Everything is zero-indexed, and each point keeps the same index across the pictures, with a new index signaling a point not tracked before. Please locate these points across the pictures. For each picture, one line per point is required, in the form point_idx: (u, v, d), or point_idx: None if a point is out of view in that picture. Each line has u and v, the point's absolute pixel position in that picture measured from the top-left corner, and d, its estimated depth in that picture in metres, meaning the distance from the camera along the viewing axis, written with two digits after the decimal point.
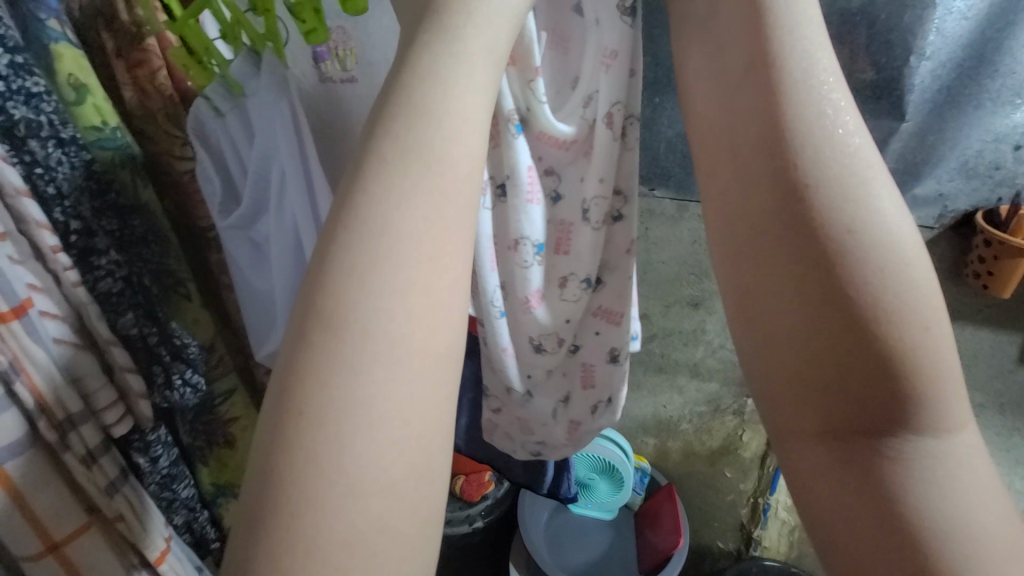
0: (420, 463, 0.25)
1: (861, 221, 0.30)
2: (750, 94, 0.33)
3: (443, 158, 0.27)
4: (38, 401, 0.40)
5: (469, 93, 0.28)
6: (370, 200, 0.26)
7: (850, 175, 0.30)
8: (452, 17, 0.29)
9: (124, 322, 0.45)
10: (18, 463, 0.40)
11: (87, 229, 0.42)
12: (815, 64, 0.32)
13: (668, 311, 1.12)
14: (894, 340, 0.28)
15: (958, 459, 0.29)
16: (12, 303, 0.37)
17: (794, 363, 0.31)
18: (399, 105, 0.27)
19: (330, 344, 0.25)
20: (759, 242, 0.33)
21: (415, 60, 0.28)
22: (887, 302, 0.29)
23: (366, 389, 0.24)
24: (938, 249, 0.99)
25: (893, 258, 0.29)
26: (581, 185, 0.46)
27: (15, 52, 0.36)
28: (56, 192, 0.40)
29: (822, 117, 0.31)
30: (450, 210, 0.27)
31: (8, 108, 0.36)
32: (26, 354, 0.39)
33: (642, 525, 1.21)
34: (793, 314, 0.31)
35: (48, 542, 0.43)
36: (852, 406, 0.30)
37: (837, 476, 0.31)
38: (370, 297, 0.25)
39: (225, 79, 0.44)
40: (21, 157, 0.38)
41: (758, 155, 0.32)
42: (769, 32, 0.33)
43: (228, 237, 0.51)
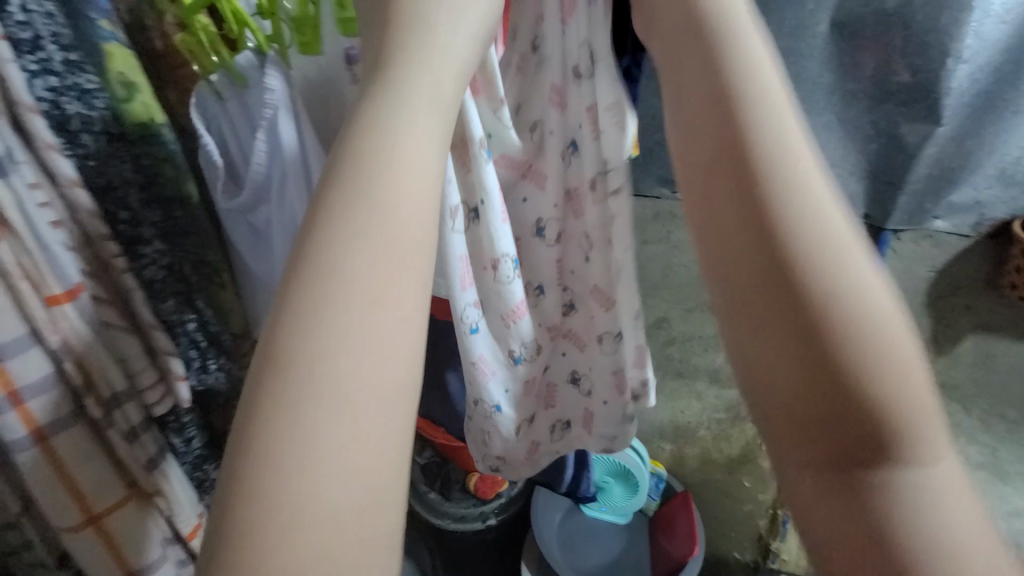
0: (365, 505, 0.25)
1: (832, 265, 0.27)
2: (713, 112, 0.32)
3: (397, 204, 0.29)
4: (84, 379, 0.42)
5: (420, 137, 0.30)
6: (319, 245, 0.28)
7: (800, 193, 0.29)
8: (399, 73, 0.31)
9: (165, 307, 0.47)
10: (66, 436, 0.43)
11: (134, 220, 0.45)
12: (768, 94, 0.32)
13: (688, 315, 1.15)
14: (855, 366, 0.26)
15: (941, 494, 0.25)
16: (66, 285, 0.40)
17: (767, 386, 0.28)
18: (350, 156, 0.29)
19: (273, 389, 0.25)
20: (734, 279, 0.30)
21: (366, 120, 0.30)
22: (862, 342, 0.26)
23: (307, 432, 0.25)
24: (971, 258, 0.97)
25: (862, 293, 0.27)
26: (529, 205, 0.52)
27: (69, 50, 0.37)
28: (107, 185, 0.43)
29: (769, 138, 0.30)
30: (399, 252, 0.28)
31: (63, 103, 0.39)
32: (75, 334, 0.41)
33: (655, 531, 1.20)
34: (758, 332, 0.29)
35: (88, 513, 0.46)
36: (820, 434, 0.27)
37: (842, 553, 0.26)
38: (320, 337, 0.26)
39: (230, 71, 0.45)
40: (75, 150, 0.40)
41: (727, 186, 0.31)
42: (727, 66, 0.33)
43: (228, 217, 0.52)
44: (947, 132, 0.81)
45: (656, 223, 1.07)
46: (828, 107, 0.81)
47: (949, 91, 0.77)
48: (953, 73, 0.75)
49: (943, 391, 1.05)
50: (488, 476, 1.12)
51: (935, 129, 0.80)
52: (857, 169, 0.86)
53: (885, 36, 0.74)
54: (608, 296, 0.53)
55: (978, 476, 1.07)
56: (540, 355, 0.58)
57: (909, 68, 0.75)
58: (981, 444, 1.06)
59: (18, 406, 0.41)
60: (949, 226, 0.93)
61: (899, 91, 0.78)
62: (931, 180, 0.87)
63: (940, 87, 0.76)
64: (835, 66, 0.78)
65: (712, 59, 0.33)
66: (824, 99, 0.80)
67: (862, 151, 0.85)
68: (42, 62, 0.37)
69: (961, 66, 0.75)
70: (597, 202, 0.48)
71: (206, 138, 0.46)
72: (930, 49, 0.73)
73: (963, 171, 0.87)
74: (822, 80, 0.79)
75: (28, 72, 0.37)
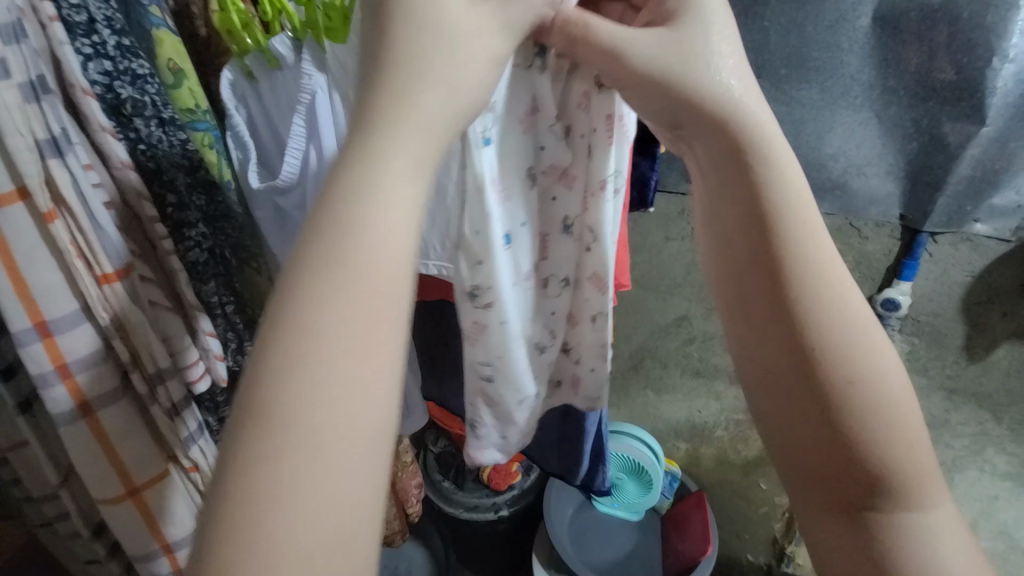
0: (336, 541, 0.27)
1: (830, 314, 0.38)
2: (747, 211, 0.40)
3: (374, 268, 0.30)
4: (130, 354, 0.44)
5: (398, 198, 0.32)
6: (295, 303, 0.29)
7: (834, 297, 0.38)
8: (382, 130, 0.33)
9: (207, 289, 0.48)
10: (114, 410, 0.46)
11: (181, 203, 0.45)
12: (777, 162, 0.39)
13: (709, 314, 1.13)
14: (867, 437, 0.36)
15: (935, 525, 0.37)
16: (117, 265, 0.42)
17: (795, 438, 0.39)
18: (326, 218, 0.31)
19: (253, 434, 0.27)
20: (757, 321, 0.40)
21: (347, 179, 0.31)
22: (852, 375, 0.37)
23: (284, 473, 0.27)
24: (1014, 264, 0.92)
25: (853, 336, 0.37)
26: (558, 204, 0.50)
27: (122, 34, 0.39)
28: (156, 167, 0.43)
29: (802, 248, 0.39)
30: (374, 308, 0.30)
31: (117, 87, 0.40)
32: (123, 311, 0.42)
33: (668, 530, 1.20)
34: (790, 404, 0.38)
35: (129, 486, 0.48)
36: (842, 481, 0.37)
37: (836, 526, 0.38)
38: (295, 394, 0.28)
39: (262, 53, 0.45)
40: (127, 134, 0.41)
41: (748, 247, 0.40)
42: (734, 135, 0.39)
43: (256, 201, 0.49)
44: (991, 134, 0.77)
45: (682, 220, 1.07)
46: (865, 105, 0.79)
47: (995, 90, 0.74)
48: (999, 72, 0.72)
49: (972, 399, 1.03)
50: (502, 468, 1.15)
51: (979, 129, 0.77)
52: (895, 168, 0.84)
53: (931, 32, 0.71)
54: (603, 281, 0.51)
55: (1006, 487, 1.07)
56: (553, 339, 0.56)
57: (953, 65, 0.73)
58: (1010, 454, 1.04)
59: (67, 379, 0.42)
60: (988, 231, 0.89)
61: (942, 89, 0.75)
62: (971, 188, 0.84)
63: (985, 86, 0.73)
64: (876, 61, 0.75)
65: (741, 161, 0.40)
66: (861, 96, 0.78)
67: (901, 151, 0.82)
68: (96, 46, 0.38)
69: (1008, 65, 0.72)
70: (599, 203, 0.47)
71: (237, 120, 0.46)
72: (975, 48, 0.71)
73: (1009, 178, 0.83)
74: (861, 76, 0.77)
75: (83, 55, 0.38)
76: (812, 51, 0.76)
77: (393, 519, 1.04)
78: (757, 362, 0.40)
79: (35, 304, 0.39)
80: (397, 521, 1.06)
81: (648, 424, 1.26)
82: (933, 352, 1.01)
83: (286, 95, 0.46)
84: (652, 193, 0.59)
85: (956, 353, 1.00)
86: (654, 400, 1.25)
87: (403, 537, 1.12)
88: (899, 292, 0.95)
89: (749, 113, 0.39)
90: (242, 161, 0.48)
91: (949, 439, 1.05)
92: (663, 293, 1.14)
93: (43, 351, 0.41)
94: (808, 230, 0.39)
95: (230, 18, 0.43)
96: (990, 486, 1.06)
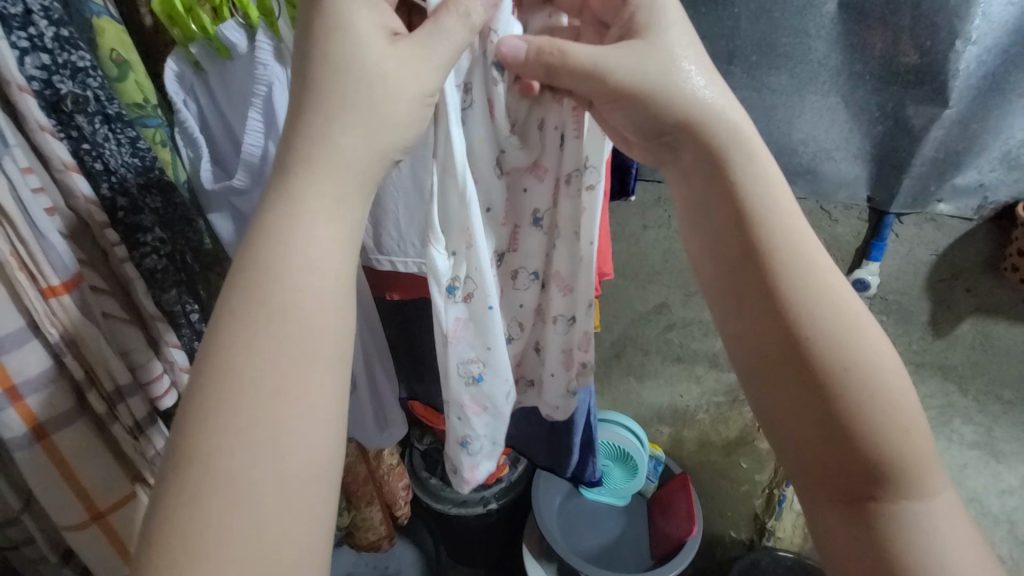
0: (282, 557, 0.30)
1: (823, 309, 0.39)
2: (733, 213, 0.41)
3: (286, 311, 0.33)
4: (87, 372, 0.41)
5: (311, 244, 0.34)
6: (218, 349, 0.32)
7: (825, 290, 0.40)
8: (294, 180, 0.35)
9: (168, 298, 0.45)
10: (69, 433, 0.42)
11: (133, 206, 0.41)
12: (756, 162, 0.41)
13: (688, 300, 1.14)
14: (861, 424, 0.38)
15: (933, 509, 0.38)
16: (63, 276, 0.38)
17: (791, 428, 0.40)
18: (254, 265, 0.34)
19: (187, 472, 0.30)
20: (748, 318, 0.41)
21: (263, 231, 0.34)
22: (844, 366, 0.38)
23: (217, 502, 0.30)
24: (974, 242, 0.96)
25: (847, 331, 0.39)
26: (529, 195, 0.48)
27: (60, 25, 0.36)
28: (104, 168, 0.39)
29: (790, 242, 0.40)
30: (292, 349, 0.33)
31: (55, 82, 0.36)
32: (75, 327, 0.39)
33: (654, 513, 1.22)
34: (790, 394, 0.40)
35: (93, 511, 0.45)
36: (845, 468, 0.39)
37: (834, 508, 0.40)
38: (219, 440, 0.30)
39: (210, 41, 0.41)
40: (69, 132, 0.38)
41: (740, 248, 0.41)
42: (717, 139, 0.41)
43: (210, 197, 0.46)
44: (955, 115, 0.79)
45: (658, 208, 1.06)
46: (833, 90, 0.80)
47: (958, 72, 0.75)
48: (961, 54, 0.74)
49: (939, 372, 1.07)
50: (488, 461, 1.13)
51: (943, 112, 0.79)
52: (862, 151, 0.86)
53: (894, 18, 0.72)
54: (570, 282, 0.50)
55: (974, 456, 1.13)
56: (522, 331, 0.56)
57: (916, 49, 0.74)
58: (976, 424, 1.10)
59: (17, 403, 0.39)
60: (952, 210, 0.92)
61: (905, 73, 0.76)
62: (942, 172, 0.87)
63: (949, 69, 0.75)
64: (842, 46, 0.76)
65: (718, 167, 0.42)
66: (829, 82, 0.79)
67: (868, 134, 0.84)
68: (34, 39, 0.35)
69: (970, 47, 0.73)
70: (572, 196, 0.46)
71: (186, 115, 0.44)
72: (939, 31, 0.72)
73: (972, 160, 0.86)
74: (829, 61, 0.77)
75: (19, 49, 0.35)
76: (781, 37, 0.76)
77: (380, 523, 1.02)
78: (753, 349, 0.42)
79: None
80: (383, 526, 1.04)
81: (632, 411, 1.28)
82: (901, 329, 1.05)
83: (242, 85, 0.43)
84: (632, 181, 0.59)
85: (922, 329, 1.04)
86: (637, 387, 1.26)
87: (391, 541, 1.10)
88: (868, 272, 0.99)
89: (726, 115, 0.41)
90: (195, 159, 0.45)
91: None
92: (643, 281, 1.14)
93: None
94: (799, 230, 0.41)
95: (169, 4, 0.39)
96: (959, 455, 1.12)
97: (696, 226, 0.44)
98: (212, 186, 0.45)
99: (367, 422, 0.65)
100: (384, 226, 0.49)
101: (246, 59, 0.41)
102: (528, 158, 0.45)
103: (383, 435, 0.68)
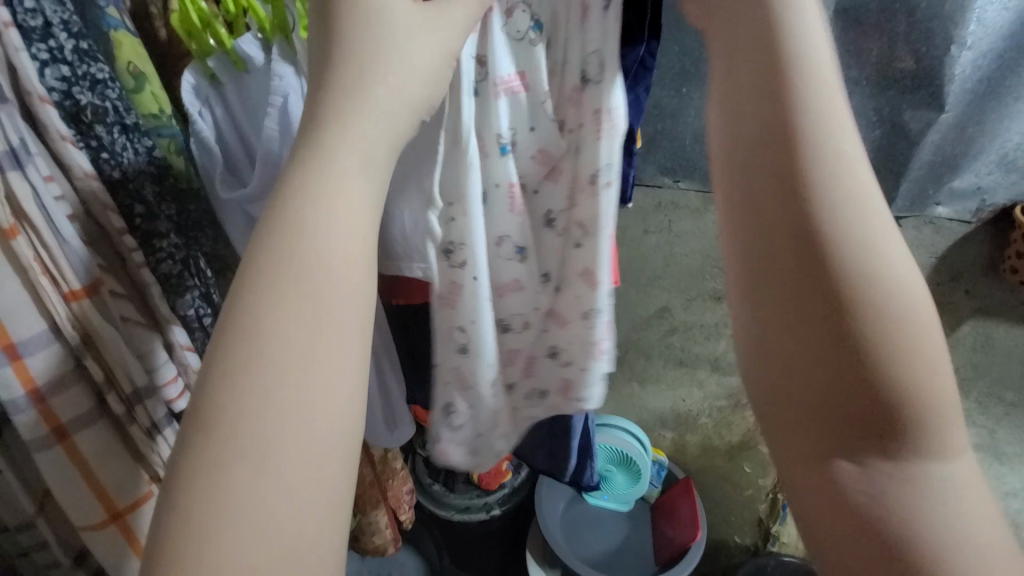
0: (302, 555, 0.25)
1: (870, 265, 0.30)
2: (773, 137, 0.32)
3: (316, 273, 0.28)
4: (106, 375, 0.42)
5: (344, 199, 0.29)
6: (245, 306, 0.27)
7: (875, 244, 0.30)
8: (325, 129, 0.30)
9: (184, 302, 0.46)
10: (89, 434, 0.43)
11: (150, 213, 0.42)
12: (821, 80, 0.32)
13: (690, 303, 1.16)
14: (903, 418, 0.29)
15: (978, 525, 0.28)
16: (83, 281, 0.39)
17: (800, 420, 0.31)
18: (275, 223, 0.28)
19: (203, 441, 0.25)
20: (773, 275, 0.32)
21: (291, 179, 0.29)
22: (893, 342, 0.29)
23: (233, 483, 0.25)
24: (972, 246, 0.98)
25: (899, 298, 0.30)
26: (540, 197, 0.49)
27: (79, 38, 0.37)
28: (121, 176, 0.41)
29: (836, 170, 0.31)
30: (327, 315, 0.28)
31: (75, 93, 0.37)
32: (95, 328, 0.41)
33: (657, 519, 1.21)
34: (811, 374, 0.30)
35: (111, 511, 0.46)
36: (834, 417, 0.30)
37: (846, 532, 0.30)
38: (243, 409, 0.26)
39: (228, 53, 0.42)
40: (88, 142, 0.39)
41: (772, 187, 0.32)
42: (784, 52, 0.32)
43: (224, 207, 0.47)
44: (952, 119, 0.81)
45: (659, 213, 1.08)
46: None
47: (953, 77, 0.77)
48: (957, 58, 0.75)
49: None
50: (491, 466, 1.15)
51: (939, 117, 0.80)
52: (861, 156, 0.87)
53: (890, 22, 0.73)
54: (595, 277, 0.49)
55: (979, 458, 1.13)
56: (528, 330, 0.54)
57: (912, 54, 0.75)
58: (980, 427, 1.09)
59: (40, 405, 0.40)
60: (949, 212, 0.95)
61: (903, 78, 0.77)
62: (941, 177, 0.89)
63: (945, 73, 0.76)
64: (839, 52, 0.76)
65: (766, 78, 0.33)
66: None
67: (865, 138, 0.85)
68: (53, 51, 0.36)
69: (965, 52, 0.75)
70: (591, 195, 0.46)
71: (202, 124, 0.44)
72: (934, 36, 0.73)
73: (970, 163, 0.88)
74: None
75: (39, 61, 0.36)
76: None
77: (385, 527, 1.02)
78: (750, 251, 0.33)
79: (0, 327, 0.37)
80: (388, 531, 1.04)
81: (635, 415, 1.29)
82: None
83: (257, 99, 0.44)
84: (630, 188, 0.54)
85: None
86: (638, 391, 1.26)
87: (397, 546, 1.09)
88: None
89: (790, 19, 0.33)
90: (209, 169, 0.46)
91: None
92: (643, 286, 1.15)
93: (13, 374, 0.38)
94: (852, 168, 0.31)
95: (188, 20, 0.40)
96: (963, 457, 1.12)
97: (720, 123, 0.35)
98: (228, 196, 0.46)
99: (376, 422, 0.66)
100: (391, 232, 0.47)
101: (262, 71, 0.43)
102: (552, 153, 0.46)
103: (392, 436, 0.68)
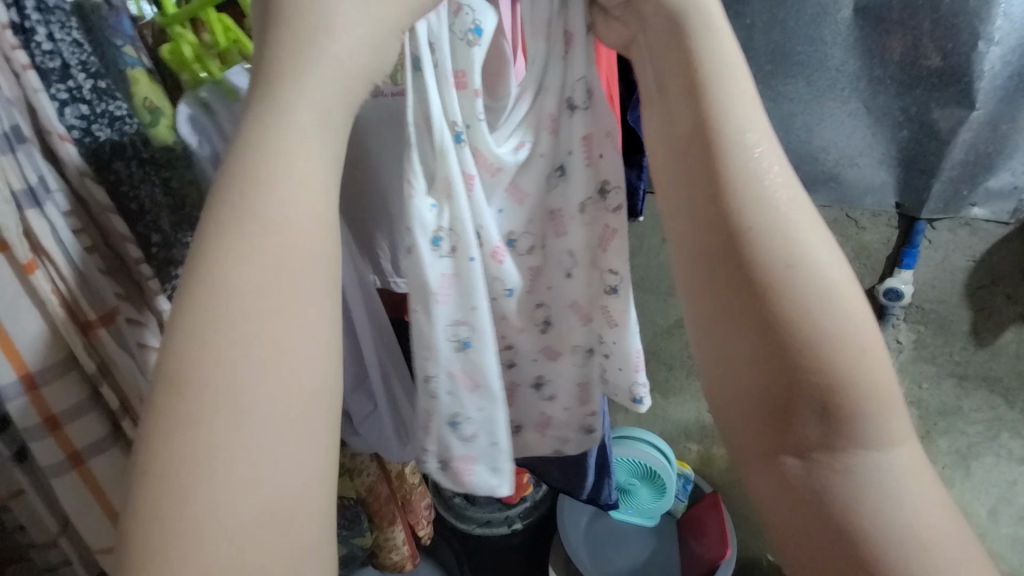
0: (296, 542, 0.25)
1: (800, 274, 0.29)
2: (694, 134, 0.31)
3: (280, 237, 0.26)
4: (121, 400, 0.44)
5: (308, 163, 0.27)
6: (204, 267, 0.25)
7: (803, 251, 0.29)
8: (280, 86, 0.27)
9: None
10: (103, 459, 0.45)
11: (166, 242, 0.44)
12: (730, 78, 0.31)
13: None
14: (841, 419, 0.28)
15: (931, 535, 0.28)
16: (100, 313, 0.41)
17: (744, 422, 0.31)
18: (235, 178, 0.26)
19: (172, 407, 0.24)
20: (708, 275, 0.31)
21: (246, 137, 0.27)
22: (825, 345, 0.28)
23: (217, 439, 0.24)
24: (1012, 247, 0.92)
25: (831, 299, 0.29)
26: (504, 217, 0.47)
27: (98, 77, 0.39)
28: (139, 209, 0.42)
29: (750, 174, 0.30)
30: (296, 281, 0.26)
31: (94, 130, 0.39)
32: (113, 360, 0.42)
33: (685, 534, 1.17)
34: (751, 375, 0.30)
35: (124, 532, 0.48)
36: (760, 415, 0.30)
37: (799, 519, 0.30)
38: (218, 370, 0.24)
39: (219, 85, 0.43)
40: (107, 178, 0.40)
41: (700, 185, 0.31)
42: (689, 48, 0.32)
43: None
44: (983, 118, 0.77)
45: None
46: (852, 96, 0.78)
47: (982, 74, 0.73)
48: (986, 55, 0.71)
49: (985, 384, 1.02)
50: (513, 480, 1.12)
51: (971, 114, 0.76)
52: (888, 157, 0.83)
53: (914, 19, 0.70)
54: (587, 312, 0.50)
55: None
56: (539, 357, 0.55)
57: (938, 51, 0.72)
58: None
59: (56, 432, 0.42)
60: (985, 214, 0.88)
61: (929, 75, 0.74)
62: (973, 180, 0.85)
63: (973, 70, 0.72)
64: (860, 52, 0.74)
65: (687, 76, 0.32)
66: (849, 87, 0.77)
67: (893, 139, 0.81)
68: (72, 90, 0.38)
69: (993, 48, 0.71)
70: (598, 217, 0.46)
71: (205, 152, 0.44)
72: (960, 32, 0.70)
73: (1005, 162, 0.82)
74: (846, 68, 0.75)
75: (59, 101, 0.38)
76: (797, 45, 0.74)
77: (403, 544, 1.01)
78: (697, 248, 0.32)
79: (16, 355, 0.39)
80: (407, 547, 1.03)
81: (658, 427, 1.26)
82: (940, 338, 1.00)
83: None
84: (641, 201, 0.52)
85: (964, 338, 1.00)
86: (661, 403, 1.23)
87: (415, 562, 1.08)
88: (901, 281, 0.95)
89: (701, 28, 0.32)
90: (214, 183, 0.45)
91: (963, 426, 1.04)
92: (663, 295, 1.13)
93: (30, 403, 0.40)
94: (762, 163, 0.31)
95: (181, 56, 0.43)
96: (1009, 471, 1.05)
97: (656, 116, 0.34)
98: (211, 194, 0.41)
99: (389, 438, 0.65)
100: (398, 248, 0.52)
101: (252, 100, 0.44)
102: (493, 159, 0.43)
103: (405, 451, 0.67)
